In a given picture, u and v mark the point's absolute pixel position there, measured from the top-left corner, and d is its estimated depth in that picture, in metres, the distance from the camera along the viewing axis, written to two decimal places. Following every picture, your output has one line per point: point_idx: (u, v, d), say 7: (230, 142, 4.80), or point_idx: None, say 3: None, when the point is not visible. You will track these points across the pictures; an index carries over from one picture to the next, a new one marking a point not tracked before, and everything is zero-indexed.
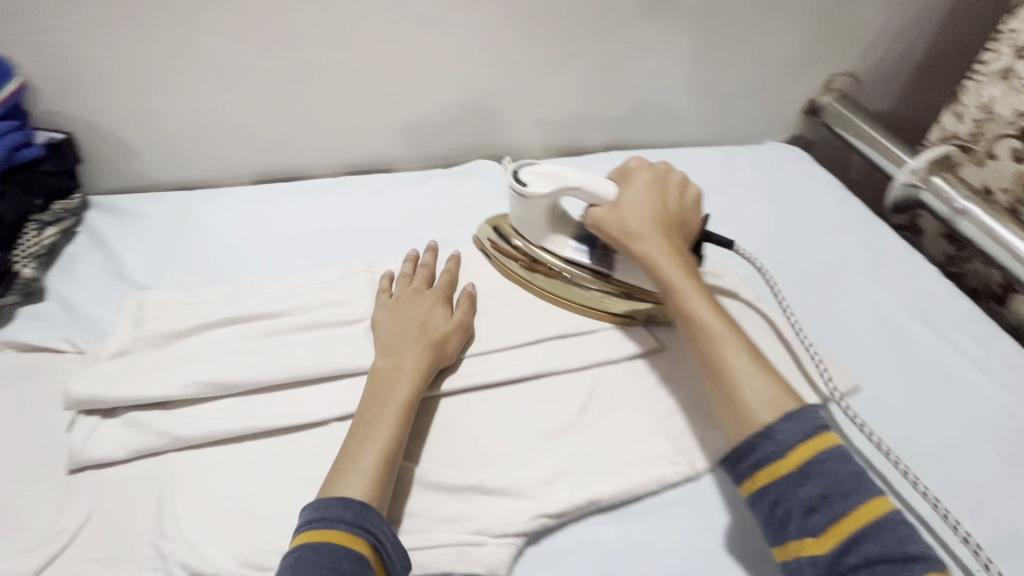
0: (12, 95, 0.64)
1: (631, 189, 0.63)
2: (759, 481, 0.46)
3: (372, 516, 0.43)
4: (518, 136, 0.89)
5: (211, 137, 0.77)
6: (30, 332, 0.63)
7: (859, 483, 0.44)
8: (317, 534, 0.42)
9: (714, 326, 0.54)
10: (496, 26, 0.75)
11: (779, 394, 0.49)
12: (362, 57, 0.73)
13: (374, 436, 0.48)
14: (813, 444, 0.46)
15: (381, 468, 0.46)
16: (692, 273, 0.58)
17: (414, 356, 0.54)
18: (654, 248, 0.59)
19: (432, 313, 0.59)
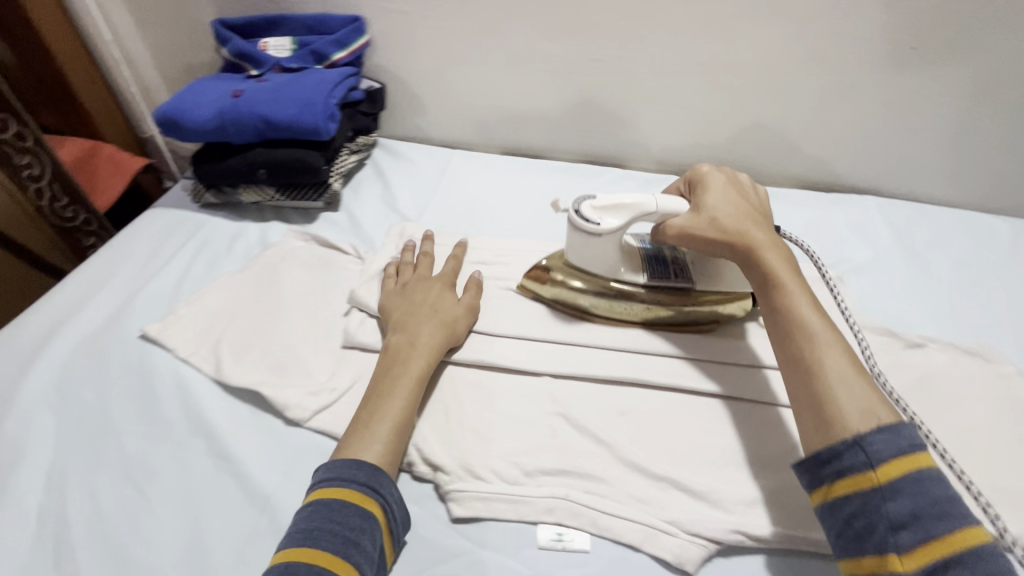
0: (360, 47, 0.82)
1: (708, 191, 0.58)
2: (839, 490, 0.41)
3: (382, 479, 0.47)
4: (762, 159, 0.87)
5: (485, 107, 0.89)
6: (326, 232, 0.79)
7: (960, 511, 0.37)
8: (330, 492, 0.45)
9: (813, 326, 0.47)
10: (784, 43, 0.73)
11: (875, 404, 0.42)
12: (640, 57, 0.78)
13: (389, 401, 0.51)
14: (910, 461, 0.39)
15: (397, 426, 0.50)
16: (788, 266, 0.52)
17: (428, 333, 0.57)
18: (748, 243, 0.53)
19: (445, 297, 0.62)
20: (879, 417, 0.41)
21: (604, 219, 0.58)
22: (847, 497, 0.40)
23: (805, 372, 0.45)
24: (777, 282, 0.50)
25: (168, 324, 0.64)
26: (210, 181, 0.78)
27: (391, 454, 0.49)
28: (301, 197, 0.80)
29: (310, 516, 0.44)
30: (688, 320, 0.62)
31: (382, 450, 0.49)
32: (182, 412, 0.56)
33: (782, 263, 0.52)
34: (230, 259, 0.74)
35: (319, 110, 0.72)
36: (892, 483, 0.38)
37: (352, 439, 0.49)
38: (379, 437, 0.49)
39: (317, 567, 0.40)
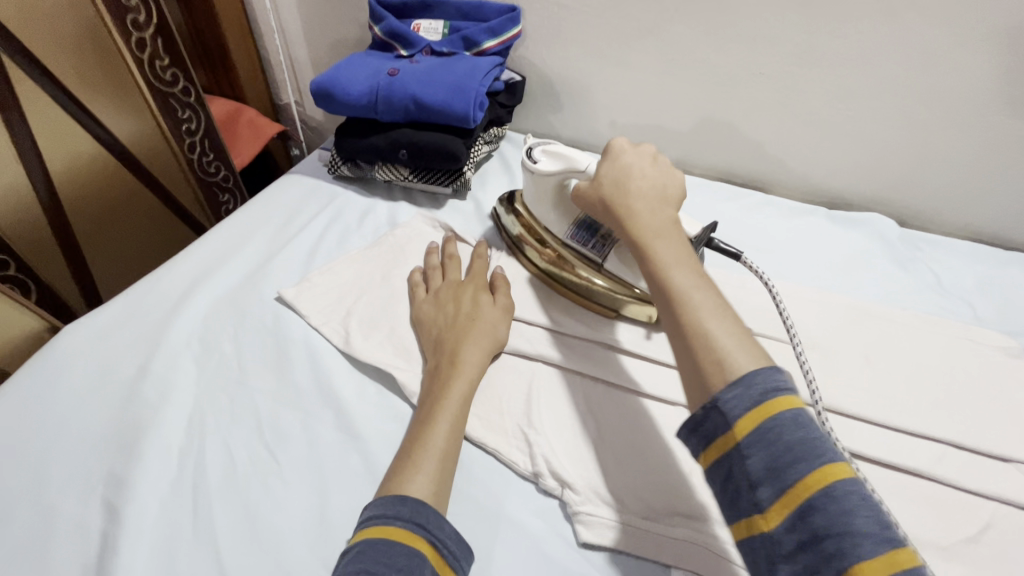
0: (512, 38, 0.80)
1: (609, 164, 0.56)
2: (711, 454, 0.38)
3: (429, 514, 0.43)
4: (930, 201, 0.78)
5: (623, 112, 0.86)
6: (453, 220, 0.79)
7: (820, 449, 0.34)
8: (371, 530, 0.41)
9: (679, 284, 0.44)
10: (988, 79, 0.65)
11: (733, 351, 0.39)
12: (810, 77, 0.72)
13: (432, 428, 0.49)
14: (765, 410, 0.35)
15: (442, 452, 0.47)
16: (664, 219, 0.49)
17: (471, 352, 0.55)
18: (636, 213, 0.50)
19: (485, 311, 0.59)
20: (732, 369, 0.38)
21: (544, 161, 0.64)
22: (722, 459, 0.37)
23: (676, 331, 0.42)
24: (656, 247, 0.47)
25: (302, 289, 0.65)
26: (348, 156, 0.79)
27: (439, 483, 0.46)
28: (432, 182, 0.80)
29: (355, 555, 0.40)
30: (586, 293, 0.62)
31: (431, 482, 0.45)
32: (312, 379, 0.57)
33: (659, 218, 0.50)
34: (360, 234, 0.75)
35: (469, 96, 0.71)
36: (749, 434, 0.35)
37: (397, 471, 0.46)
38: (424, 469, 0.46)
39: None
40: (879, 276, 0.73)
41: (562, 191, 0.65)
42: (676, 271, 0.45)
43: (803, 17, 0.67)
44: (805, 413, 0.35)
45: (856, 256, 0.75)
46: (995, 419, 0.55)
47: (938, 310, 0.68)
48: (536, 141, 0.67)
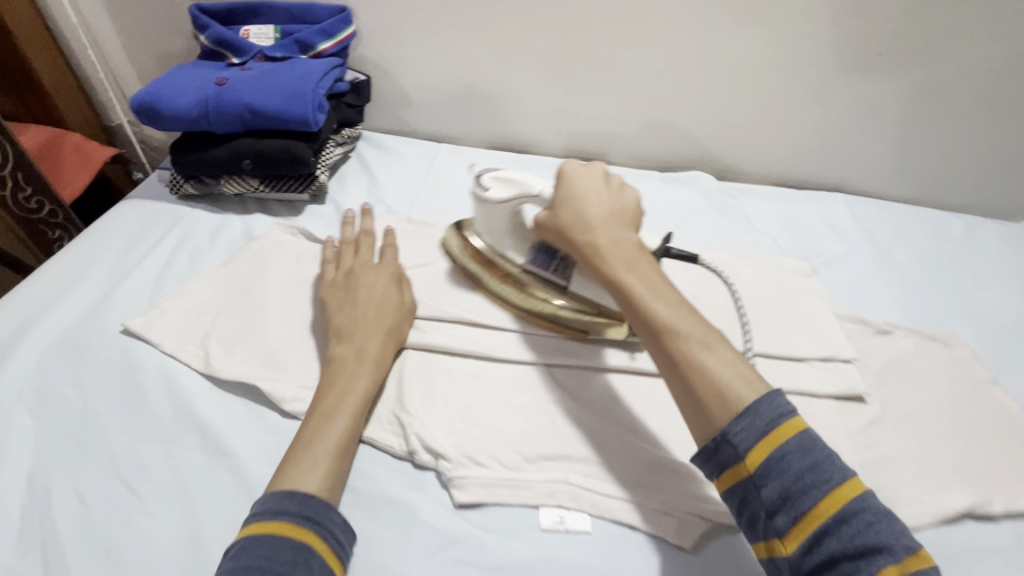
0: (347, 38, 0.80)
1: (564, 184, 0.55)
2: (723, 481, 0.42)
3: (319, 506, 0.45)
4: (741, 155, 0.89)
5: (471, 103, 0.90)
6: (313, 225, 0.78)
7: (829, 471, 0.38)
8: (259, 524, 0.42)
9: (662, 315, 0.46)
10: (759, 48, 0.76)
11: (731, 382, 0.42)
12: (623, 56, 0.80)
13: (331, 422, 0.50)
14: (771, 440, 0.40)
15: (339, 446, 0.49)
16: (630, 248, 0.51)
17: (376, 345, 0.56)
18: (601, 245, 0.51)
19: (384, 294, 0.60)
20: (734, 399, 0.42)
21: (496, 188, 0.61)
22: (734, 486, 0.42)
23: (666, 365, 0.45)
24: (634, 282, 0.49)
25: (151, 317, 0.62)
26: (189, 171, 0.76)
27: (332, 476, 0.47)
28: (286, 189, 0.79)
29: (238, 552, 0.41)
30: (561, 320, 0.60)
31: (322, 476, 0.46)
32: (170, 405, 0.55)
33: (623, 245, 0.51)
34: (214, 252, 0.73)
35: (307, 100, 0.71)
36: (759, 468, 0.40)
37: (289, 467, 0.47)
38: (319, 462, 0.47)
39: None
40: (705, 227, 0.83)
41: (515, 222, 0.61)
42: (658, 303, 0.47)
43: (606, 3, 0.75)
44: (809, 435, 0.40)
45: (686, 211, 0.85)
46: (794, 330, 0.66)
47: (752, 248, 0.80)
48: (481, 167, 0.64)
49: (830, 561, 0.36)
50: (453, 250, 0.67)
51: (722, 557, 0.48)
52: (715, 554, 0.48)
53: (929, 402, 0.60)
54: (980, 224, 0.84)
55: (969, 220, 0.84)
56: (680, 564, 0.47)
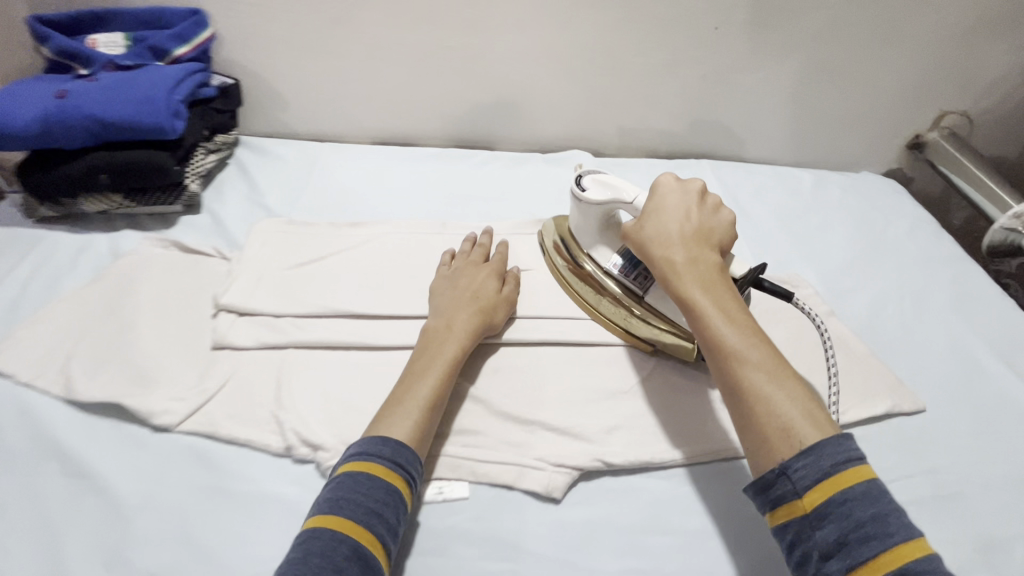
0: (204, 41, 0.79)
1: (653, 201, 0.58)
2: (776, 516, 0.42)
3: (408, 456, 0.48)
4: (614, 131, 0.95)
5: (349, 99, 0.90)
6: (188, 236, 0.76)
7: (902, 525, 0.38)
8: (354, 464, 0.46)
9: (730, 340, 0.47)
10: (611, 28, 0.81)
11: (799, 420, 0.43)
12: (487, 43, 0.82)
13: (420, 381, 0.52)
14: (836, 482, 0.39)
15: (428, 403, 0.51)
16: (709, 273, 0.52)
17: (464, 321, 0.58)
18: (692, 279, 0.51)
19: (485, 285, 0.63)
20: (801, 437, 0.42)
21: (593, 189, 0.64)
22: (787, 523, 0.41)
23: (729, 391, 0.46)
24: (697, 304, 0.50)
25: (5, 348, 0.58)
26: (41, 192, 0.71)
27: (420, 434, 0.50)
28: (156, 202, 0.76)
29: (337, 486, 0.45)
30: (631, 330, 0.63)
31: (412, 427, 0.49)
32: (27, 435, 0.52)
33: (704, 266, 0.53)
34: (77, 273, 0.69)
35: (160, 107, 0.70)
36: (815, 508, 0.39)
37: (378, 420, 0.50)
38: (406, 422, 0.49)
39: (350, 537, 0.41)
40: None
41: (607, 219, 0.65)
42: (730, 328, 0.47)
43: None
44: (876, 485, 0.40)
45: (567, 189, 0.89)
46: None
47: None
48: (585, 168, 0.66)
49: None
50: (548, 238, 0.73)
51: (591, 501, 0.52)
52: (584, 500, 0.52)
53: (778, 338, 0.66)
54: (826, 176, 0.93)
55: (816, 174, 0.94)
56: (552, 514, 0.50)
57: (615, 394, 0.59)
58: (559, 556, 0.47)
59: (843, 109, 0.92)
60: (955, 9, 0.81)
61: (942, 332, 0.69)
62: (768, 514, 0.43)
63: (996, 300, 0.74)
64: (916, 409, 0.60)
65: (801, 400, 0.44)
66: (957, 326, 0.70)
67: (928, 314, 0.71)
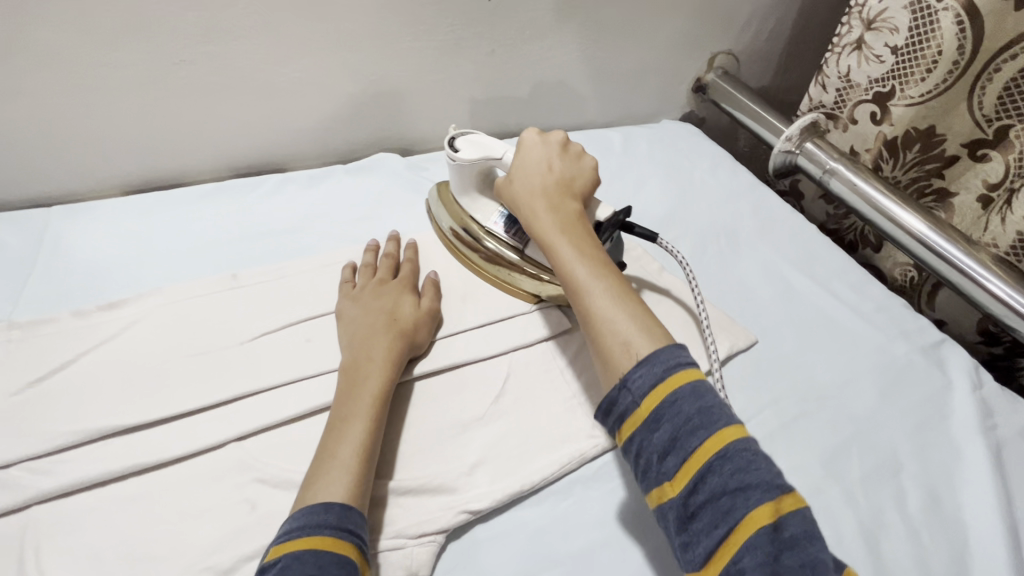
0: None
1: (519, 154, 0.60)
2: (623, 431, 0.42)
3: (354, 517, 0.41)
4: (415, 123, 0.86)
5: (69, 148, 0.70)
6: None
7: (723, 413, 0.40)
8: (287, 544, 0.38)
9: (578, 274, 0.49)
10: (379, 14, 0.71)
11: (637, 337, 0.45)
12: (234, 52, 0.68)
13: (349, 428, 0.46)
14: (668, 382, 0.41)
15: (364, 451, 0.45)
16: (567, 216, 0.54)
17: (383, 349, 0.53)
18: (547, 225, 0.54)
19: (405, 304, 0.58)
20: (637, 351, 0.44)
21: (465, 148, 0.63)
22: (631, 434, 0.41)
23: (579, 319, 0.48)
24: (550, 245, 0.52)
25: None
26: None
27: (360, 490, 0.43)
28: None
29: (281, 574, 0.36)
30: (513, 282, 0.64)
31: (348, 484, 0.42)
32: None
33: (563, 211, 0.55)
34: None
35: None
36: (648, 417, 0.40)
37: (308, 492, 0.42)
38: (338, 479, 0.42)
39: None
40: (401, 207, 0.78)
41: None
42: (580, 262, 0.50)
43: None
44: (705, 382, 0.41)
45: (378, 199, 0.79)
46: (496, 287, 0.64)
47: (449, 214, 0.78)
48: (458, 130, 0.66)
49: (711, 501, 0.37)
50: (436, 215, 0.72)
51: (465, 562, 0.45)
52: (458, 564, 0.45)
53: None
54: (632, 132, 0.95)
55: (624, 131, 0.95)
56: None
57: (469, 424, 0.52)
58: None
59: (631, 64, 0.94)
60: None
61: (755, 261, 0.74)
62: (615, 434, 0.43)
63: (790, 219, 0.81)
64: (749, 343, 0.62)
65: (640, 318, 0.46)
66: (766, 252, 0.75)
67: (741, 247, 0.76)
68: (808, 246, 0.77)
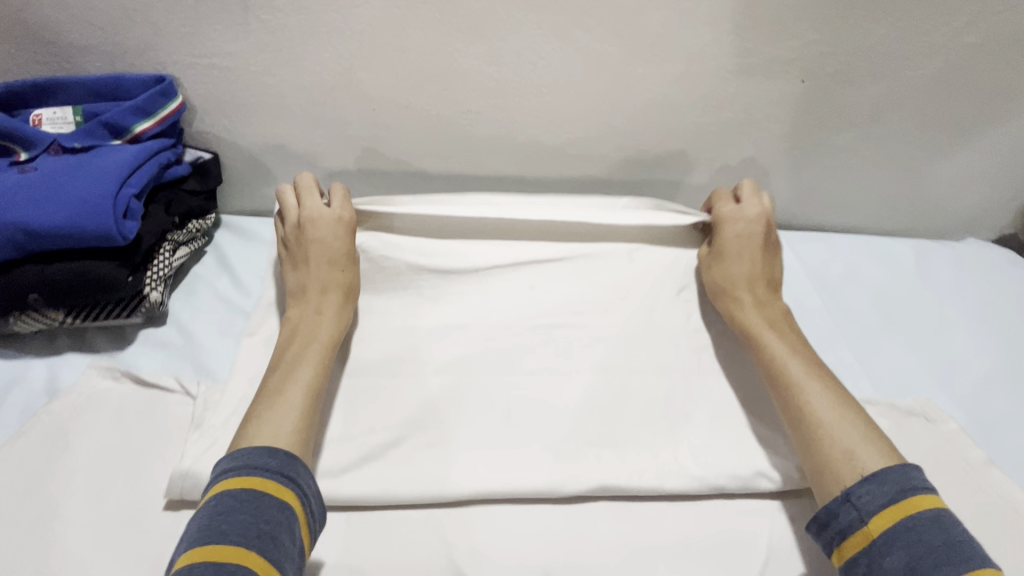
0: (158, 125, 0.65)
1: (724, 233, 0.63)
2: (844, 551, 0.43)
3: (298, 467, 0.44)
4: (667, 197, 0.77)
5: (333, 164, 0.74)
6: (147, 359, 0.60)
7: (962, 553, 0.40)
8: (239, 483, 0.42)
9: (795, 373, 0.53)
10: (674, 84, 0.65)
11: (859, 446, 0.47)
12: (520, 108, 0.67)
13: (808, 393, 0.51)
14: (901, 508, 0.42)
15: (795, 380, 0.53)
16: (779, 314, 0.60)
17: (796, 364, 0.54)
18: (750, 309, 0.59)
19: (325, 232, 0.59)
20: (862, 462, 0.46)
21: None
22: (856, 556, 0.42)
23: (791, 416, 0.51)
24: (754, 331, 0.57)
25: None
26: None
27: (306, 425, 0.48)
28: (106, 317, 0.60)
29: (218, 512, 0.40)
30: None
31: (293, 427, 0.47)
32: None
33: (769, 308, 0.60)
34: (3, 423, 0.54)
35: (107, 208, 0.55)
36: (883, 534, 0.41)
37: (255, 420, 0.47)
38: (286, 416, 0.48)
39: (238, 566, 0.37)
40: None
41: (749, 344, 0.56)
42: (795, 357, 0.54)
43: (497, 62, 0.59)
44: (942, 512, 0.42)
45: None
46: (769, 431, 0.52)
47: None
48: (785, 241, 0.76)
49: None
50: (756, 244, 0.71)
51: None
52: None
53: None
54: (932, 251, 0.78)
55: (918, 247, 0.78)
56: None
57: None
58: None
59: (953, 166, 0.75)
60: None
61: None
62: (834, 552, 0.44)
63: None
64: None
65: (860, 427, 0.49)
66: None
67: None
68: None
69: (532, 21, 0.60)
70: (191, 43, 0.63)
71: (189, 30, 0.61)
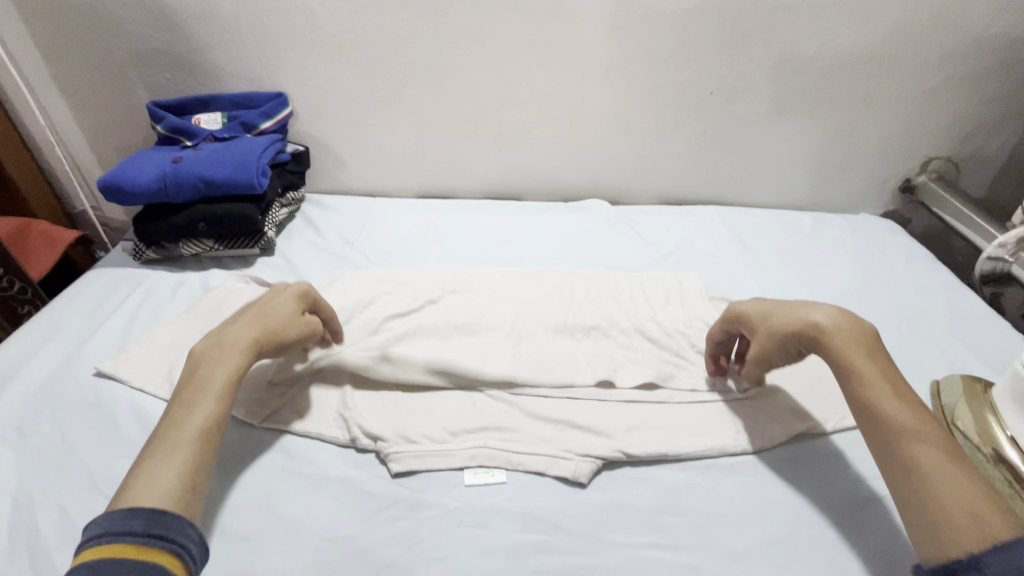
0: (277, 124, 0.96)
1: (754, 296, 0.65)
2: None
3: (169, 522, 0.46)
4: (627, 180, 1.06)
5: (387, 154, 1.05)
6: (264, 273, 0.89)
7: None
8: (95, 551, 0.43)
9: (904, 421, 0.51)
10: (624, 95, 0.95)
11: (982, 505, 0.44)
12: (518, 113, 0.98)
13: (915, 442, 0.50)
14: None
15: (902, 426, 0.51)
16: (875, 351, 0.56)
17: (898, 410, 0.52)
18: (848, 350, 0.56)
19: (280, 302, 0.63)
20: (989, 523, 0.43)
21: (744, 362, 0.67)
22: None
23: (905, 467, 0.49)
24: (855, 376, 0.55)
25: (120, 360, 0.71)
26: (153, 237, 0.87)
27: (190, 480, 0.49)
28: (239, 245, 0.90)
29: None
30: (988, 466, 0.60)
31: (168, 486, 0.47)
32: (139, 431, 0.64)
33: (868, 341, 0.57)
34: (175, 302, 0.83)
35: (252, 169, 0.85)
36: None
37: (135, 473, 0.48)
38: (169, 471, 0.48)
39: None
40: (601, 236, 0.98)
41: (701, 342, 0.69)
42: (895, 403, 0.52)
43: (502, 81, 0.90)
44: None
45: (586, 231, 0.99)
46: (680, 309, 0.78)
47: (640, 248, 0.96)
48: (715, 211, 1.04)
49: None
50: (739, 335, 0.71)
51: (614, 488, 0.59)
52: (609, 487, 0.59)
53: None
54: (826, 217, 1.04)
55: (817, 216, 1.05)
56: (579, 496, 0.58)
57: (632, 401, 0.66)
58: (588, 530, 0.54)
59: (837, 153, 1.03)
60: (928, 62, 0.92)
61: (935, 353, 0.76)
62: None
63: (988, 323, 0.81)
64: None
65: (971, 479, 0.47)
66: (950, 344, 0.77)
67: (919, 335, 0.79)
68: (1002, 355, 0.76)
69: (525, 54, 0.91)
70: (301, 70, 0.95)
71: (301, 62, 0.94)
